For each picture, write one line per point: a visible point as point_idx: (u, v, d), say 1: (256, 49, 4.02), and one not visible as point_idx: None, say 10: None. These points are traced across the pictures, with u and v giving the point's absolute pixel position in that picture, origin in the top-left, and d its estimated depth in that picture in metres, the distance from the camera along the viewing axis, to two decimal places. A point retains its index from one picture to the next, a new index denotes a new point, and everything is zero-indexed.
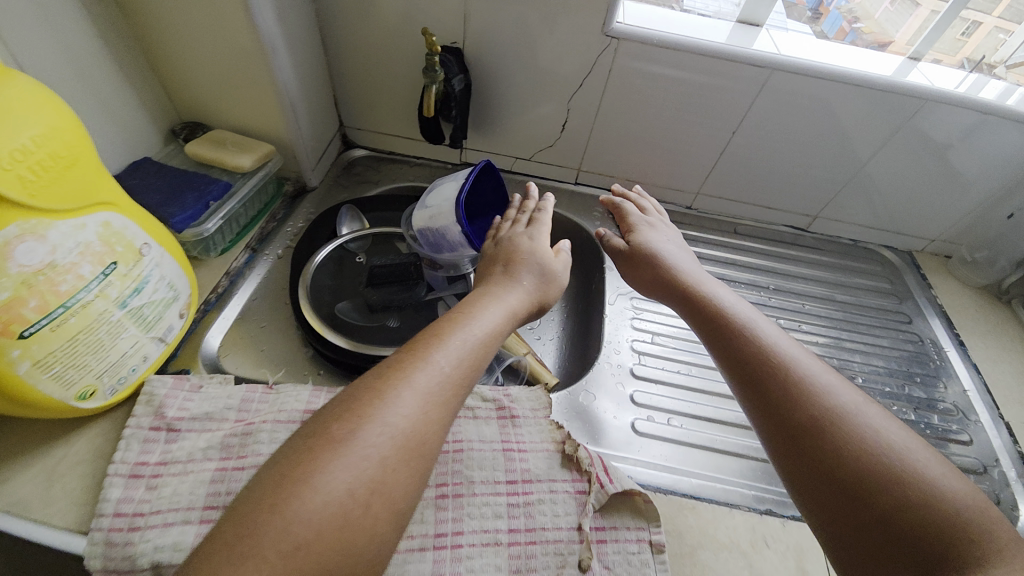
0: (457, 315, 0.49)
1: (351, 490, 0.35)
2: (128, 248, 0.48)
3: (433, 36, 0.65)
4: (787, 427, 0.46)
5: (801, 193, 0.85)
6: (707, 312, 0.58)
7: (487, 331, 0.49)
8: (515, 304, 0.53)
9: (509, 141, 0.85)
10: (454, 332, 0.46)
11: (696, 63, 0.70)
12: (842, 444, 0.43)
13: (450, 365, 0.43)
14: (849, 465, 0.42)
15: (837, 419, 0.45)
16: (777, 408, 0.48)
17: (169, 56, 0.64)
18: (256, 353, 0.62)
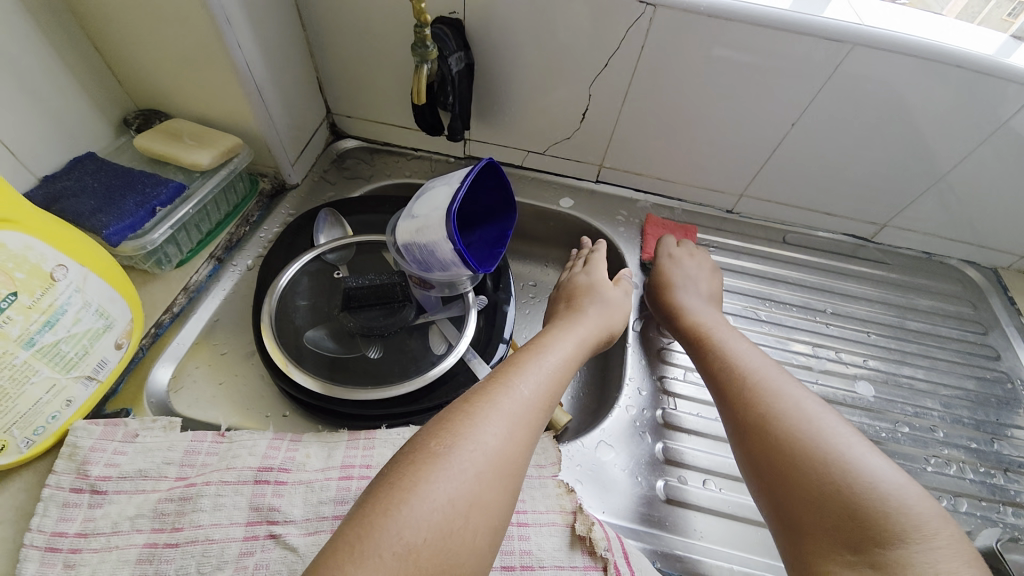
0: (532, 344, 0.48)
1: (452, 500, 0.33)
2: (33, 274, 0.38)
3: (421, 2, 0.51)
4: (748, 433, 0.45)
5: (867, 197, 0.71)
6: (693, 326, 0.57)
7: (568, 357, 0.47)
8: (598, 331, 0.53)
9: (519, 133, 0.73)
10: (532, 359, 0.45)
11: (751, 37, 0.56)
12: (799, 450, 0.41)
13: (537, 389, 0.42)
14: (807, 473, 0.40)
15: (799, 426, 0.43)
16: (743, 415, 0.46)
17: (109, 29, 0.53)
18: (214, 387, 0.53)
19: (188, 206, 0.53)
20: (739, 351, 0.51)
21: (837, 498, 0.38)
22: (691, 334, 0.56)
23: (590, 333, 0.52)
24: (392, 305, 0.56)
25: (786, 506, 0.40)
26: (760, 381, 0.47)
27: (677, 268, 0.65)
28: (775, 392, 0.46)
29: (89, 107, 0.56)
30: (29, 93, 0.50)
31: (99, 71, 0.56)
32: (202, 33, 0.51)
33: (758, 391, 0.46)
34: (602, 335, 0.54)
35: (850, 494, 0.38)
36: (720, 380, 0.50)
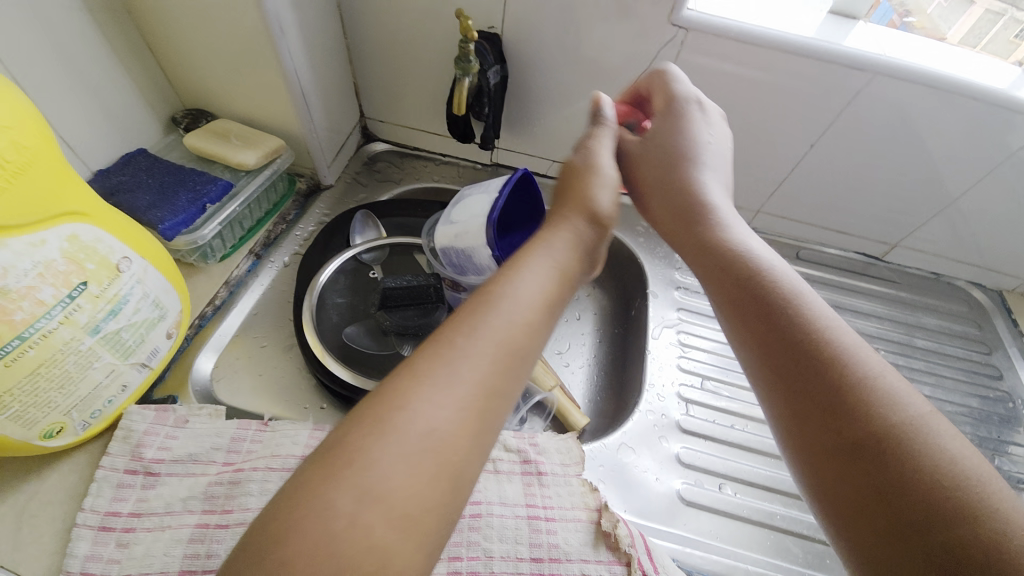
0: (491, 284, 0.35)
1: (363, 510, 0.25)
2: (102, 265, 0.40)
3: (468, 19, 0.54)
4: (805, 409, 0.34)
5: (880, 218, 0.74)
6: (717, 252, 0.41)
7: (552, 288, 0.36)
8: (569, 246, 0.40)
9: (547, 143, 0.76)
10: (483, 309, 0.33)
11: (776, 62, 0.59)
12: (875, 437, 0.31)
13: (514, 341, 0.32)
14: (883, 466, 0.30)
15: (873, 403, 0.32)
16: (799, 387, 0.35)
17: (165, 31, 0.55)
18: (254, 379, 0.55)
19: (235, 204, 0.55)
20: (782, 296, 0.38)
21: (923, 500, 0.28)
22: (711, 268, 0.41)
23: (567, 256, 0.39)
24: (426, 305, 0.58)
25: (847, 504, 0.31)
26: (818, 339, 0.35)
27: (678, 146, 0.46)
28: (843, 356, 0.34)
29: (140, 105, 0.58)
30: (89, 91, 0.52)
31: (151, 71, 0.58)
32: (255, 38, 0.53)
33: (818, 355, 0.35)
34: (578, 242, 0.41)
35: (942, 497, 0.28)
36: (759, 338, 0.37)
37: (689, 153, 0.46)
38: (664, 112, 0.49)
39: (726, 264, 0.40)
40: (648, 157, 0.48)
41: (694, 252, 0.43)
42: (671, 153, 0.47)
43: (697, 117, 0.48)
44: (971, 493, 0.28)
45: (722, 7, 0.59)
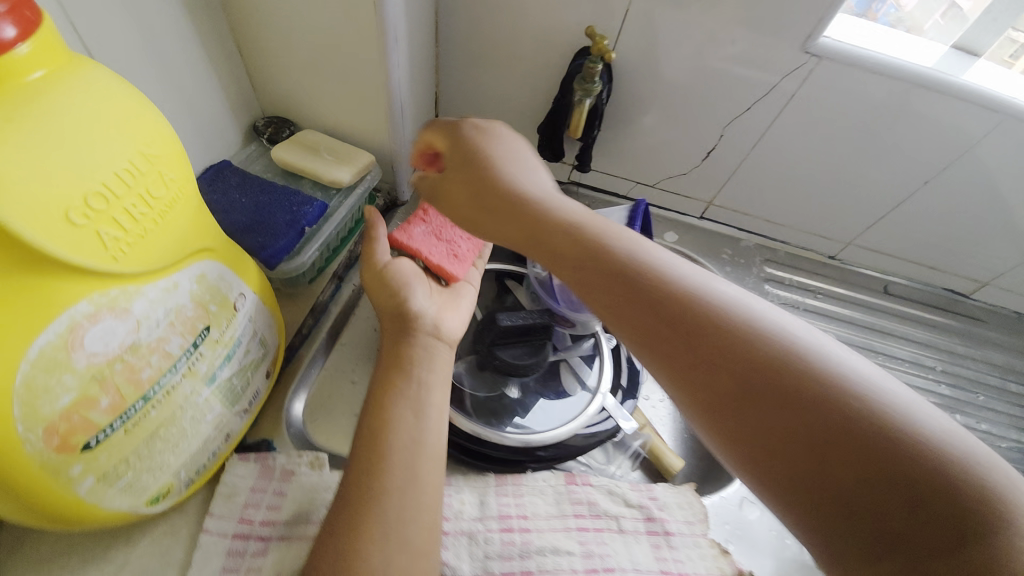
0: (375, 424, 0.39)
1: None
2: (222, 306, 0.35)
3: (604, 40, 0.49)
4: (752, 418, 0.29)
5: (976, 257, 0.71)
6: (563, 251, 0.38)
7: (427, 404, 0.41)
8: (412, 365, 0.43)
9: (635, 164, 0.72)
10: (381, 453, 0.37)
11: (903, 96, 0.56)
12: (841, 434, 0.26)
13: (405, 457, 0.37)
14: (866, 467, 0.25)
15: (819, 392, 0.27)
16: (727, 395, 0.30)
17: (259, 33, 0.50)
18: (350, 420, 0.50)
19: (333, 226, 0.50)
20: (682, 282, 0.33)
21: (924, 500, 0.24)
22: (569, 272, 0.37)
23: (439, 379, 0.44)
24: (535, 342, 0.53)
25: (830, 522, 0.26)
26: (738, 326, 0.31)
27: (506, 171, 0.43)
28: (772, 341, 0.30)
29: (226, 114, 0.53)
30: (180, 97, 0.46)
31: (238, 76, 0.53)
32: (367, 48, 0.48)
33: (744, 346, 0.30)
34: (439, 355, 0.46)
35: (939, 487, 0.24)
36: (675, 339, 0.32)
37: (510, 163, 0.43)
38: (454, 141, 0.46)
39: (591, 252, 0.37)
40: (453, 176, 0.45)
41: (555, 251, 0.38)
42: (498, 171, 0.43)
43: (482, 133, 0.45)
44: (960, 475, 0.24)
45: (857, 34, 0.55)
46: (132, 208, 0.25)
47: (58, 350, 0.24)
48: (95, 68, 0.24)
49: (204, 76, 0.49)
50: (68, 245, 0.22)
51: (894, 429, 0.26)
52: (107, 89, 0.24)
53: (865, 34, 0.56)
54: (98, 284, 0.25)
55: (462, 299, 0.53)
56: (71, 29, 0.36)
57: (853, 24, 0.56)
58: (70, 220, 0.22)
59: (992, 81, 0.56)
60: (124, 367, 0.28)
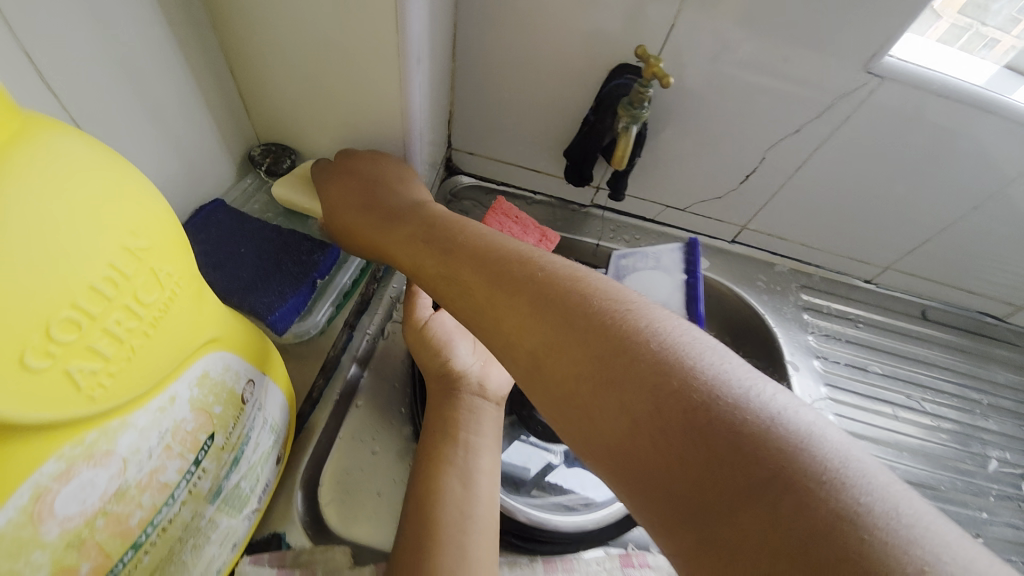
0: (424, 496, 0.37)
1: None
2: (229, 404, 0.28)
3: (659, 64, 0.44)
4: (610, 417, 0.27)
5: (1017, 282, 0.68)
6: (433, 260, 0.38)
7: (476, 471, 0.39)
8: (458, 430, 0.42)
9: (665, 188, 0.66)
10: (436, 525, 0.35)
11: (965, 121, 0.52)
12: (691, 431, 0.24)
13: (456, 534, 0.35)
14: (724, 465, 0.23)
15: (670, 385, 0.26)
16: (566, 377, 0.29)
17: (255, 54, 0.43)
18: (373, 500, 0.43)
19: (346, 275, 0.46)
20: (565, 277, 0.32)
21: (777, 502, 0.22)
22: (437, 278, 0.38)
23: (488, 443, 0.42)
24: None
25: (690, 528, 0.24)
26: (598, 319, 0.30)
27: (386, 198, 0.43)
28: (627, 331, 0.29)
29: (216, 145, 0.45)
30: (164, 135, 0.39)
31: (229, 100, 0.46)
32: (383, 70, 0.42)
33: (598, 339, 0.29)
34: (486, 416, 0.44)
35: (794, 487, 0.22)
36: (535, 335, 0.31)
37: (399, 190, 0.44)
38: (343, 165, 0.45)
39: (461, 257, 0.37)
40: (345, 197, 0.44)
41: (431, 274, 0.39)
42: (374, 196, 0.43)
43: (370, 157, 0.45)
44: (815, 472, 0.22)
45: (918, 53, 0.50)
46: (113, 326, 0.19)
47: (23, 527, 0.18)
48: (61, 133, 0.17)
49: (191, 105, 0.41)
50: (23, 401, 0.16)
51: (746, 423, 0.24)
52: (77, 167, 0.17)
53: (926, 53, 0.51)
54: (66, 433, 0.18)
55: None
56: (24, 59, 0.28)
57: (913, 41, 0.51)
58: (26, 366, 0.16)
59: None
60: (107, 521, 0.21)
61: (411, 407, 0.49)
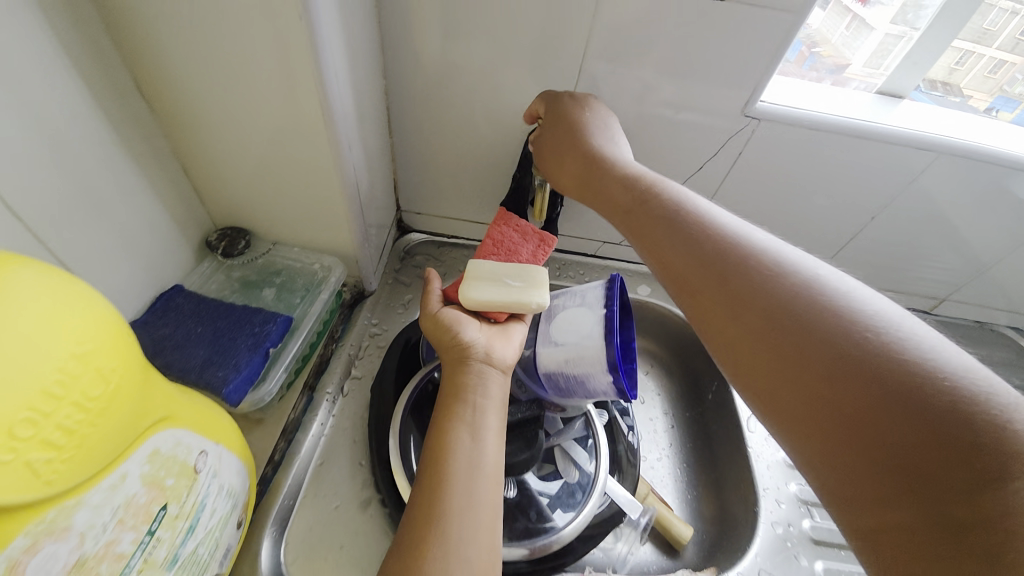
0: (438, 446, 0.40)
1: None
2: (180, 475, 0.32)
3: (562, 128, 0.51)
4: (757, 342, 0.36)
5: (928, 278, 0.75)
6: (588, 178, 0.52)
7: (484, 429, 0.42)
8: (468, 392, 0.44)
9: (600, 226, 0.73)
10: (451, 471, 0.39)
11: (839, 145, 0.60)
12: (821, 350, 0.33)
13: (466, 481, 0.39)
14: (836, 360, 0.32)
15: (807, 316, 0.35)
16: (701, 285, 0.41)
17: (204, 156, 0.49)
18: (334, 554, 0.46)
19: (299, 341, 0.50)
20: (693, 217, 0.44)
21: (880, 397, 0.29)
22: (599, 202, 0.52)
23: (495, 405, 0.44)
24: (529, 434, 0.52)
25: (803, 420, 0.33)
26: (743, 271, 0.39)
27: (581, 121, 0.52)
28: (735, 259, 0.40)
29: (171, 234, 0.50)
30: (124, 234, 0.45)
31: (183, 193, 0.51)
32: (319, 157, 0.48)
33: (745, 287, 0.38)
34: (493, 382, 0.46)
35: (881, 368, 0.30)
36: (692, 281, 0.41)
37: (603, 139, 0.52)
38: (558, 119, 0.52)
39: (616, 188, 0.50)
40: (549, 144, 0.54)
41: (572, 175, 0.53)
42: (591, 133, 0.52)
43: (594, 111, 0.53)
44: (915, 369, 0.29)
45: (788, 94, 0.59)
46: (63, 421, 0.23)
47: None
48: (18, 270, 0.23)
49: (149, 205, 0.47)
50: None
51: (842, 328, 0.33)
52: (31, 296, 0.22)
53: (799, 92, 0.59)
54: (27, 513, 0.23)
55: (513, 329, 0.50)
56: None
57: (784, 84, 0.60)
58: None
59: (914, 120, 0.60)
60: None
61: (369, 460, 0.51)
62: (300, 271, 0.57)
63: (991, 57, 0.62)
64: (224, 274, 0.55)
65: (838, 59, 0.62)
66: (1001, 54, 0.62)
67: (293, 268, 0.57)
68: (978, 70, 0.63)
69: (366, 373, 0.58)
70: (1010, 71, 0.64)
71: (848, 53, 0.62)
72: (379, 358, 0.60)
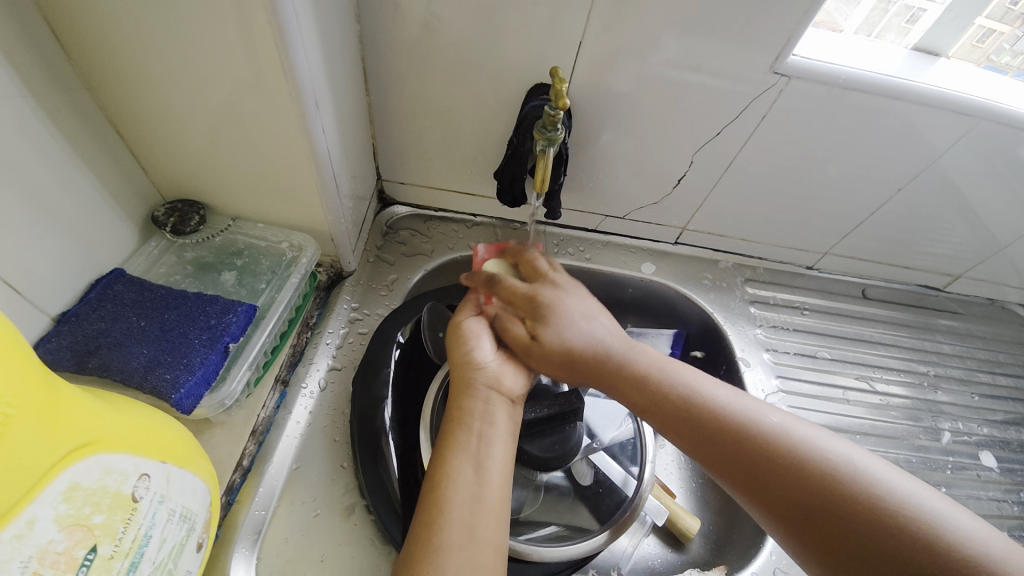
0: (437, 473, 0.38)
1: None
2: (115, 506, 0.26)
3: (566, 86, 0.44)
4: (723, 471, 0.39)
5: (947, 256, 0.71)
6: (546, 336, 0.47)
7: (488, 457, 0.39)
8: (472, 418, 0.41)
9: (603, 198, 0.66)
10: (445, 500, 0.37)
11: (873, 109, 0.53)
12: (793, 483, 0.36)
13: (466, 514, 0.37)
14: (780, 493, 0.36)
15: (762, 453, 0.38)
16: (692, 433, 0.41)
17: (142, 116, 0.41)
18: (316, 568, 0.41)
19: (264, 334, 0.44)
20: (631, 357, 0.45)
21: (868, 538, 0.32)
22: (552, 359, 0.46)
23: (501, 432, 0.41)
24: (564, 426, 0.48)
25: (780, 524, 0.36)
26: (715, 423, 0.40)
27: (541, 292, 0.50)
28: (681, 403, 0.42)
29: (104, 209, 0.42)
30: (38, 211, 0.37)
31: (118, 161, 0.43)
32: (280, 117, 0.40)
33: (706, 415, 0.41)
34: (499, 408, 0.42)
35: (817, 497, 0.35)
36: (691, 445, 0.41)
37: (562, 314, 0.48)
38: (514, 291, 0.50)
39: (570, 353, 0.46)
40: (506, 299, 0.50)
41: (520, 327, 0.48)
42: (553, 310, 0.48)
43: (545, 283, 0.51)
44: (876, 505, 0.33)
45: (820, 48, 0.52)
46: None
47: None
48: None
49: (71, 178, 0.39)
50: None
51: (773, 464, 0.37)
52: None
53: (830, 46, 0.53)
54: None
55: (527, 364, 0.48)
56: None
57: (815, 37, 0.53)
58: None
59: (953, 81, 0.53)
60: None
61: (352, 462, 0.46)
62: (265, 251, 0.50)
63: (981, 24, 0.55)
64: (175, 255, 0.48)
65: (831, 25, 0.55)
66: (993, 22, 0.55)
67: (256, 247, 0.50)
68: (967, 39, 0.55)
69: (347, 364, 0.52)
70: (998, 41, 0.57)
71: (841, 18, 0.55)
72: (362, 348, 0.54)
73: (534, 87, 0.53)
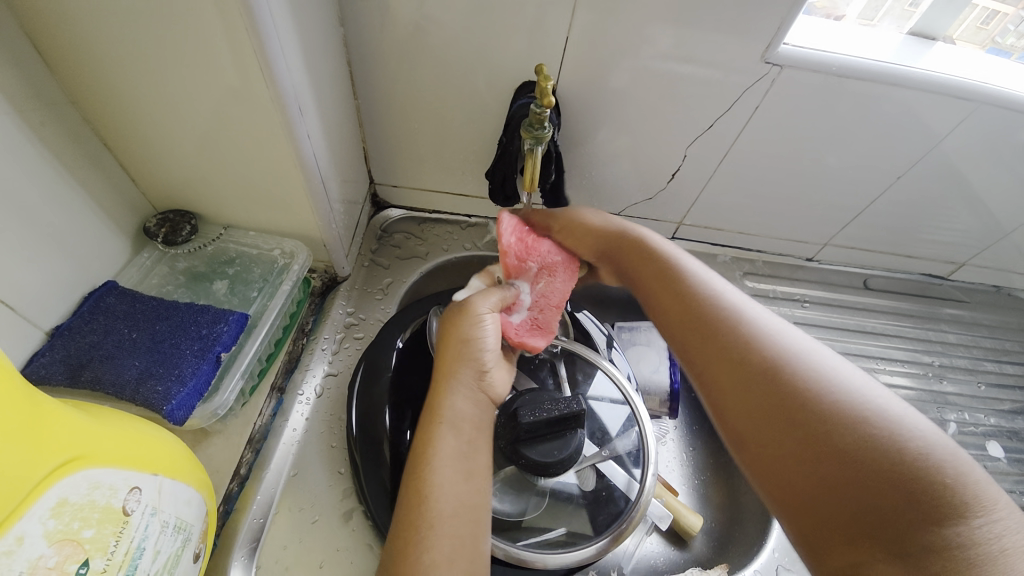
0: (421, 474, 0.37)
1: None
2: (105, 520, 0.26)
3: (552, 84, 0.43)
4: (727, 389, 0.38)
5: (950, 244, 0.70)
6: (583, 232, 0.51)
7: (473, 456, 0.39)
8: (457, 417, 0.40)
9: (597, 195, 0.66)
10: (433, 507, 0.36)
11: (868, 97, 0.53)
12: (803, 420, 0.33)
13: (454, 520, 0.36)
14: (786, 424, 0.34)
15: (777, 381, 0.36)
16: (708, 347, 0.40)
17: (128, 128, 0.41)
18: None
19: (256, 342, 0.44)
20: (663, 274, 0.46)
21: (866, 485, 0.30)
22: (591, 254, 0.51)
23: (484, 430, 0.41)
24: (565, 431, 0.46)
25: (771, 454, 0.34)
26: (735, 342, 0.39)
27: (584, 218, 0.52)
28: (706, 324, 0.41)
29: (94, 222, 0.43)
30: (28, 227, 0.37)
31: (107, 174, 0.43)
32: (263, 124, 0.40)
33: (724, 334, 0.39)
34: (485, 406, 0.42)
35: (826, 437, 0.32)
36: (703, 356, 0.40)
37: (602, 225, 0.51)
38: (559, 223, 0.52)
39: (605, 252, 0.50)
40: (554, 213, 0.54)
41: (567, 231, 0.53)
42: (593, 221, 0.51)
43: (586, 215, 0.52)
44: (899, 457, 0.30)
45: (813, 36, 0.51)
46: None
47: None
48: None
49: (60, 192, 0.39)
50: None
51: (788, 395, 0.35)
52: None
53: (823, 34, 0.52)
54: None
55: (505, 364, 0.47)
56: None
57: (808, 26, 0.52)
58: None
59: (951, 65, 0.52)
60: None
61: (349, 468, 0.46)
62: (257, 258, 0.50)
63: (984, 5, 0.54)
64: (168, 265, 0.48)
65: (829, 11, 0.54)
66: (995, 4, 0.55)
67: (248, 255, 0.50)
68: (971, 20, 0.55)
69: (344, 369, 0.52)
70: (1002, 22, 0.56)
71: (842, 4, 0.54)
72: (358, 353, 0.54)
73: (522, 86, 0.53)
